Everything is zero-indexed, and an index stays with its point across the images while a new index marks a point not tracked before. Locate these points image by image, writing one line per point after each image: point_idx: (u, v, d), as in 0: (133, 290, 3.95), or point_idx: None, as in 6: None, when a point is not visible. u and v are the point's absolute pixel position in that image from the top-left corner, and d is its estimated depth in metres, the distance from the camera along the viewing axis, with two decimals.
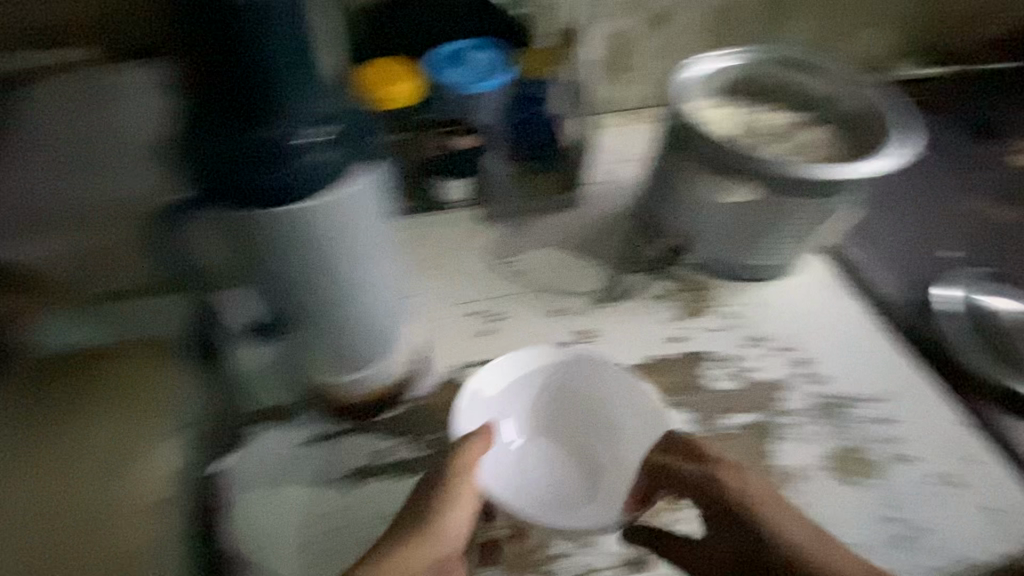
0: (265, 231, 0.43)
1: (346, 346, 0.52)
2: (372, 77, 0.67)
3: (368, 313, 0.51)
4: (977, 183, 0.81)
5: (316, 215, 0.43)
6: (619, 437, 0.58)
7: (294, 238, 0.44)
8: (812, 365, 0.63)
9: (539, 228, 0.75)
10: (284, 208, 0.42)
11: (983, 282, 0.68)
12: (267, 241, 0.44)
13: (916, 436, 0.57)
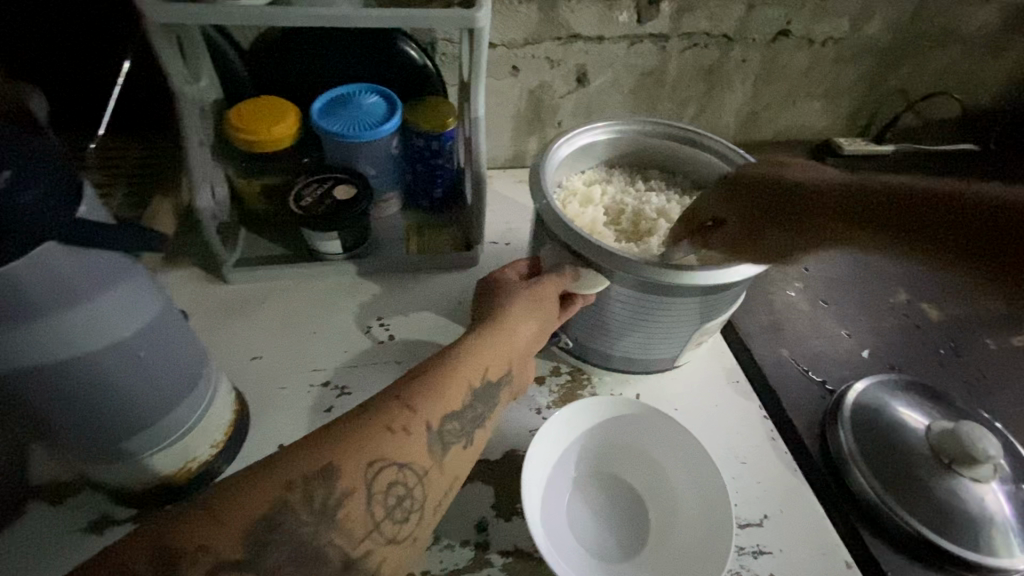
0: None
1: (119, 418, 0.41)
2: (244, 120, 0.62)
3: (139, 371, 0.40)
4: (904, 274, 0.77)
5: (8, 285, 0.32)
6: (546, 508, 0.50)
7: (19, 309, 0.33)
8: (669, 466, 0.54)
9: (424, 287, 0.68)
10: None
11: (897, 388, 0.61)
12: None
13: (803, 555, 0.50)
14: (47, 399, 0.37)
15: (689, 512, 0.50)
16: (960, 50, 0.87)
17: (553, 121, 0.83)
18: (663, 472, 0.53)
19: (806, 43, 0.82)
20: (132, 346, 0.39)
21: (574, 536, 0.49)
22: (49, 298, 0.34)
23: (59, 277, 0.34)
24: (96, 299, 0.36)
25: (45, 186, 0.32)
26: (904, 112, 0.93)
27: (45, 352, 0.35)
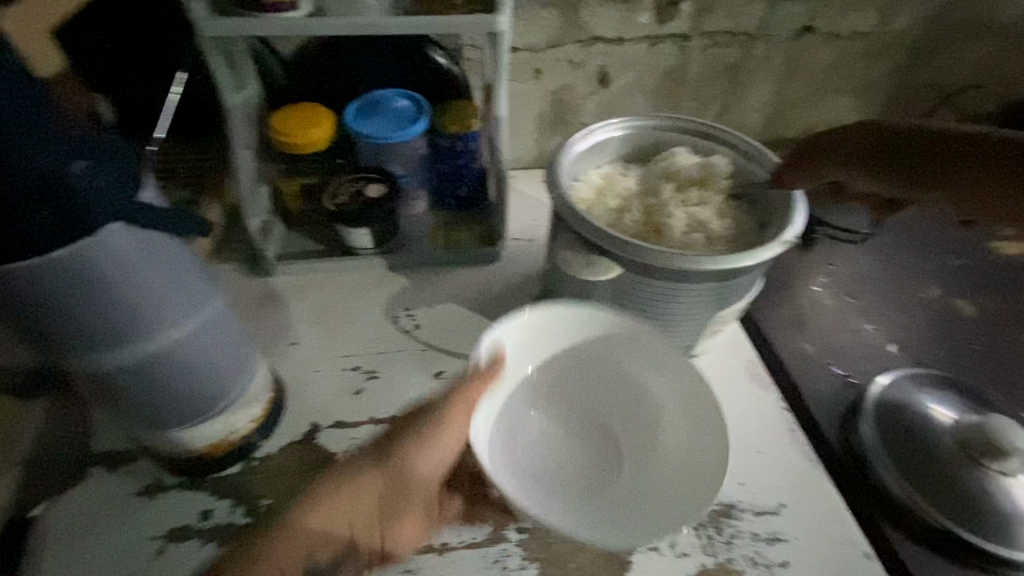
0: (21, 286, 0.36)
1: (170, 390, 0.45)
2: (285, 124, 0.67)
3: (189, 348, 0.45)
4: (936, 269, 0.75)
5: (79, 261, 0.36)
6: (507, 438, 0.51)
7: (84, 284, 0.37)
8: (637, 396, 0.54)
9: (450, 281, 0.72)
10: (37, 261, 0.35)
11: (922, 382, 0.60)
12: (23, 297, 0.36)
13: (821, 543, 0.50)
14: (111, 369, 0.42)
15: (672, 449, 0.50)
16: (998, 41, 0.85)
17: (575, 121, 0.85)
18: (650, 404, 0.53)
19: (831, 39, 0.82)
20: (184, 322, 0.44)
21: (546, 460, 0.52)
22: (112, 275, 0.38)
23: (122, 256, 0.38)
24: (152, 280, 0.40)
25: (112, 175, 0.36)
26: (939, 106, 0.90)
27: (110, 325, 0.40)
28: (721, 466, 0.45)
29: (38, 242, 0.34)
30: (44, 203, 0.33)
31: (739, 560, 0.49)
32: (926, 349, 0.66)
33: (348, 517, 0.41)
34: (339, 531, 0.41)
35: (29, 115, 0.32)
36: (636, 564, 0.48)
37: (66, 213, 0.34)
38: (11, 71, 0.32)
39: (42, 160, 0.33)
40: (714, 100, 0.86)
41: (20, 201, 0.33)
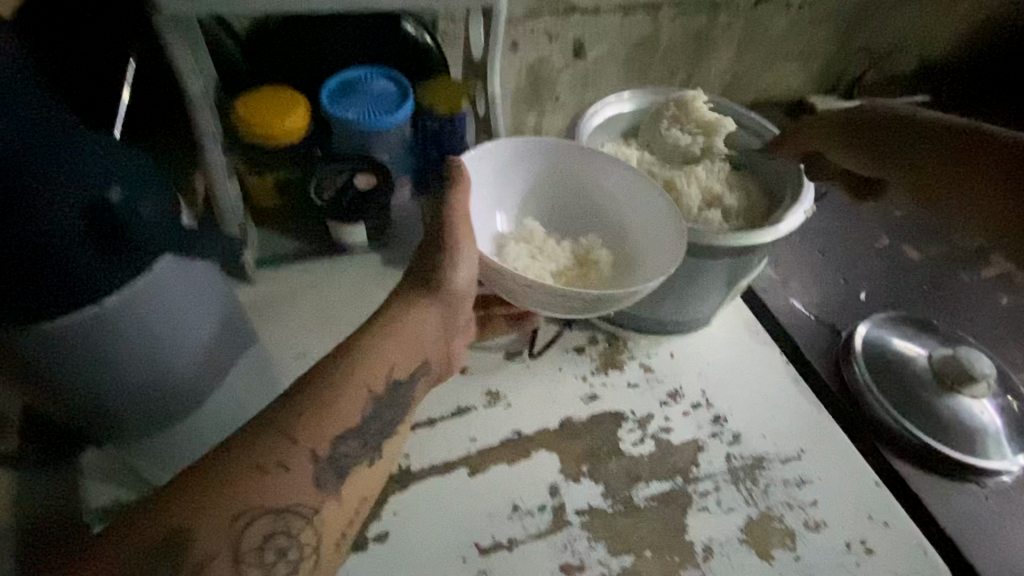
0: (44, 343, 0.36)
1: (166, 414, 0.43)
2: (256, 115, 0.60)
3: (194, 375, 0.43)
4: (885, 220, 0.83)
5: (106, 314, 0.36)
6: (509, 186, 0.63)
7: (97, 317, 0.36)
8: (611, 238, 0.62)
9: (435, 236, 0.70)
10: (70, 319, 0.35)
11: (886, 324, 0.67)
12: (44, 358, 0.37)
13: (841, 483, 0.55)
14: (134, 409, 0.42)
15: (641, 249, 0.60)
16: (919, 7, 0.93)
17: (551, 95, 0.84)
18: (613, 220, 0.62)
19: (784, 6, 0.86)
20: (200, 341, 0.43)
21: (548, 267, 0.58)
22: (135, 325, 0.38)
23: (138, 309, 0.38)
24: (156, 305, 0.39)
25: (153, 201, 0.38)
26: (868, 68, 0.99)
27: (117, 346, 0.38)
28: (662, 271, 0.54)
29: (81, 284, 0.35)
30: (86, 226, 0.35)
31: (777, 506, 0.53)
32: (885, 296, 0.74)
33: (411, 342, 0.46)
34: (411, 355, 0.46)
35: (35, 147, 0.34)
36: (691, 526, 0.51)
37: (109, 239, 0.35)
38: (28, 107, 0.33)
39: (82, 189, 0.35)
40: (679, 69, 0.88)
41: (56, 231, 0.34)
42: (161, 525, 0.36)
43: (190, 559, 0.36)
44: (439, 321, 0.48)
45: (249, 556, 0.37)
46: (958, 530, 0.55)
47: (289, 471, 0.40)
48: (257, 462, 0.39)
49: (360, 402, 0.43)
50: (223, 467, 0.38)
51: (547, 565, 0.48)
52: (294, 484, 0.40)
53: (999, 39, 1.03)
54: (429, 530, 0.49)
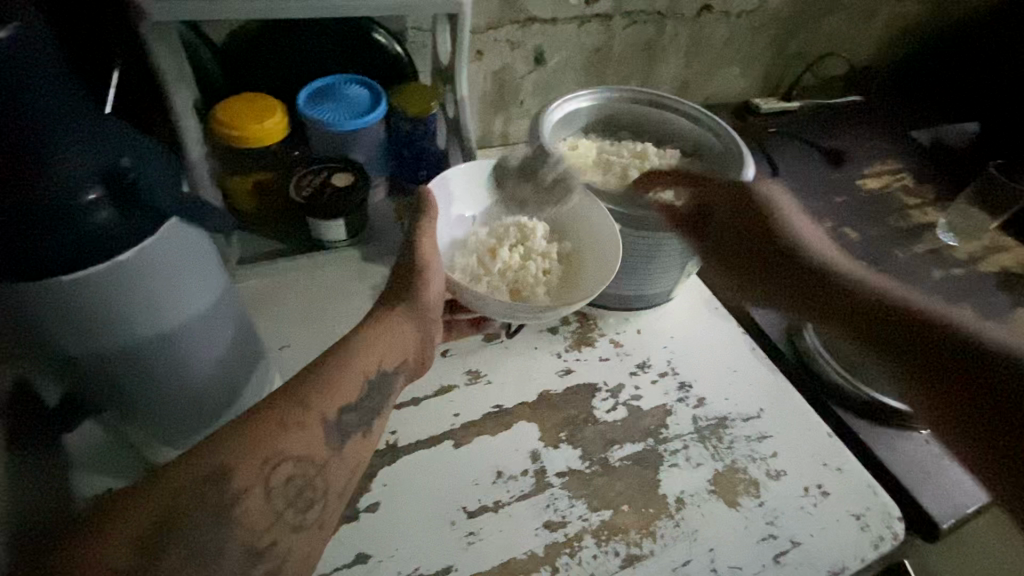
0: (64, 294, 0.35)
1: (175, 395, 0.44)
2: (233, 116, 0.62)
3: (206, 357, 0.44)
4: (827, 206, 0.91)
5: (122, 271, 0.36)
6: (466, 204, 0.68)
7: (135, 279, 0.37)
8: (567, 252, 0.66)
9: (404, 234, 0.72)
10: (91, 270, 0.35)
11: None
12: (56, 317, 0.36)
13: (797, 436, 0.60)
14: (149, 378, 0.42)
15: (590, 262, 0.64)
16: (844, 16, 1.03)
17: (516, 100, 0.89)
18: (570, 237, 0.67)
19: (725, 16, 0.94)
20: (219, 323, 0.44)
21: (502, 276, 0.62)
22: (154, 286, 0.38)
23: (156, 269, 0.38)
24: (188, 274, 0.40)
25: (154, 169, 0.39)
26: (804, 72, 1.08)
27: (143, 313, 0.38)
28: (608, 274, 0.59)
29: (91, 242, 0.35)
30: (102, 185, 0.35)
31: (741, 459, 0.57)
32: None
33: (395, 344, 0.51)
34: (398, 353, 0.51)
35: (68, 109, 0.34)
36: (663, 481, 0.55)
37: (122, 199, 0.37)
38: (43, 56, 0.32)
39: (90, 162, 0.35)
40: (633, 74, 0.94)
41: (70, 183, 0.34)
42: (202, 467, 0.37)
43: (230, 491, 0.37)
44: (414, 332, 0.53)
45: (276, 493, 0.39)
46: (903, 473, 0.61)
47: (304, 429, 0.42)
48: (278, 420, 0.41)
49: (359, 383, 0.47)
50: (248, 423, 0.41)
51: (532, 523, 0.51)
52: (307, 440, 0.42)
53: (917, 45, 1.14)
54: (418, 498, 0.51)
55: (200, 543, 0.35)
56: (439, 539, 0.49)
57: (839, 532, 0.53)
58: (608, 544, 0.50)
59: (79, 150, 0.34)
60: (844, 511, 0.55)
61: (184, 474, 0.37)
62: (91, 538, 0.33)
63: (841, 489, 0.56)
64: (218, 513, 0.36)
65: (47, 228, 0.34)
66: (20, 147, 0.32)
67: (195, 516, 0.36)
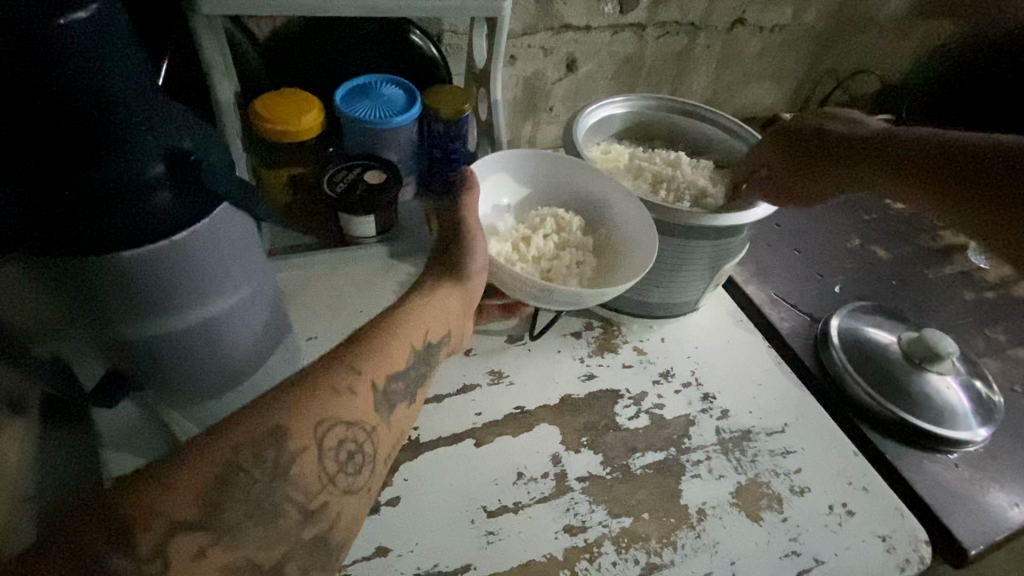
0: (118, 269, 0.37)
1: (210, 370, 0.46)
2: (273, 111, 0.63)
3: (240, 334, 0.46)
4: (855, 223, 0.90)
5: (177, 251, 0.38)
6: (506, 190, 0.68)
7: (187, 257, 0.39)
8: (603, 241, 0.66)
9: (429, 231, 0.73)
10: (138, 251, 0.37)
11: (859, 314, 0.73)
12: (110, 291, 0.38)
13: (822, 453, 0.59)
14: (178, 355, 0.43)
15: (624, 250, 0.64)
16: (878, 34, 1.02)
17: (546, 106, 0.90)
18: (605, 225, 0.66)
19: (758, 29, 0.94)
20: (253, 303, 0.46)
21: (538, 261, 0.62)
22: (197, 271, 0.40)
23: (206, 246, 0.40)
24: (233, 253, 0.42)
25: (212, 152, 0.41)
26: (835, 89, 1.08)
27: (189, 290, 0.40)
28: (643, 264, 0.59)
29: (149, 221, 0.37)
30: (163, 165, 0.37)
31: (764, 473, 0.57)
32: (858, 291, 0.80)
33: (438, 318, 0.51)
34: (439, 328, 0.51)
35: (142, 92, 0.36)
36: (685, 491, 0.54)
37: (181, 180, 0.38)
38: (115, 36, 0.33)
39: (156, 141, 0.37)
40: (663, 84, 0.95)
41: (136, 162, 0.36)
42: (258, 428, 0.38)
43: (287, 452, 0.38)
44: (451, 310, 0.53)
45: (329, 455, 0.40)
46: (930, 497, 0.59)
47: (356, 394, 0.43)
48: (331, 385, 0.42)
49: (401, 359, 0.47)
50: (303, 387, 0.41)
51: (552, 525, 0.51)
52: (357, 406, 0.42)
53: (951, 66, 1.12)
54: (438, 495, 0.51)
55: (259, 504, 0.36)
56: (459, 537, 0.49)
57: (864, 552, 0.52)
58: (628, 552, 0.50)
59: (145, 130, 0.36)
60: (869, 531, 0.54)
61: (240, 434, 0.37)
62: (151, 492, 0.34)
63: (867, 509, 0.55)
64: (273, 473, 0.37)
65: (112, 201, 0.36)
66: (99, 124, 0.34)
67: (253, 474, 0.37)
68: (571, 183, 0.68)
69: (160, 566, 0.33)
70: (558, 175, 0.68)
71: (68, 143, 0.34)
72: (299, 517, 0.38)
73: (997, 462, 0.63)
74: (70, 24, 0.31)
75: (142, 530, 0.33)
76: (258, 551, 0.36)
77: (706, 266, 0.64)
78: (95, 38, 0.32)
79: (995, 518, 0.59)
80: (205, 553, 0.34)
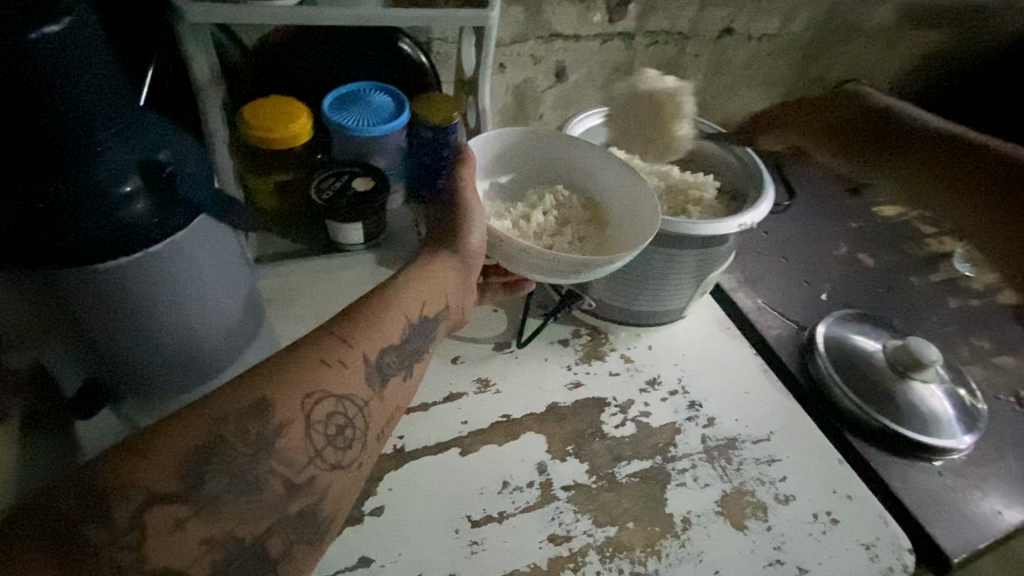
0: (91, 277, 0.37)
1: (191, 380, 0.46)
2: (259, 117, 0.63)
3: (219, 341, 0.46)
4: (843, 232, 0.91)
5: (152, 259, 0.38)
6: (509, 166, 0.69)
7: (164, 266, 0.39)
8: (604, 216, 0.66)
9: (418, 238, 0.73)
10: (119, 260, 0.37)
11: (846, 321, 0.73)
12: (84, 299, 0.38)
13: (808, 460, 0.59)
14: (161, 356, 0.43)
15: (620, 226, 0.64)
16: (865, 44, 1.03)
17: (536, 114, 0.90)
18: (607, 200, 0.67)
19: (746, 38, 0.95)
20: (233, 311, 0.46)
21: (535, 237, 0.63)
22: (173, 279, 0.40)
23: (184, 254, 0.40)
24: (212, 260, 0.42)
25: (189, 165, 0.41)
26: (823, 98, 1.09)
27: (165, 296, 0.40)
28: (643, 237, 0.59)
29: (124, 231, 0.37)
30: (137, 177, 0.38)
31: (749, 481, 0.57)
32: (845, 298, 0.81)
33: (439, 290, 0.51)
34: (438, 298, 0.50)
35: (114, 106, 0.36)
36: (670, 500, 0.55)
37: (157, 190, 0.39)
38: (87, 49, 0.33)
39: (129, 155, 0.37)
40: (652, 92, 0.95)
41: (109, 172, 0.36)
42: (242, 399, 0.38)
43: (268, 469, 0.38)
44: (455, 281, 0.52)
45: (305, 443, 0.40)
46: (914, 506, 0.60)
47: (346, 367, 0.42)
48: None
49: (401, 326, 0.47)
50: (289, 361, 0.40)
51: (536, 536, 0.50)
52: (351, 379, 0.42)
53: (939, 75, 1.14)
54: (422, 504, 0.51)
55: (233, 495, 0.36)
56: (443, 546, 0.49)
57: (846, 560, 0.52)
58: (612, 561, 0.50)
59: (117, 144, 0.36)
60: (853, 540, 0.54)
61: (215, 418, 0.37)
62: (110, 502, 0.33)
63: (852, 518, 0.55)
64: (257, 447, 0.37)
65: (86, 211, 0.36)
66: (72, 137, 0.34)
67: (237, 449, 0.37)
68: (579, 167, 0.68)
69: (137, 537, 0.33)
70: (567, 148, 0.68)
71: (38, 153, 0.33)
72: (284, 491, 0.38)
73: (980, 470, 0.64)
74: (42, 38, 0.30)
75: (118, 499, 0.33)
76: (233, 537, 0.36)
77: (713, 261, 0.64)
78: (68, 49, 0.32)
79: (979, 527, 0.59)
80: (184, 525, 0.34)
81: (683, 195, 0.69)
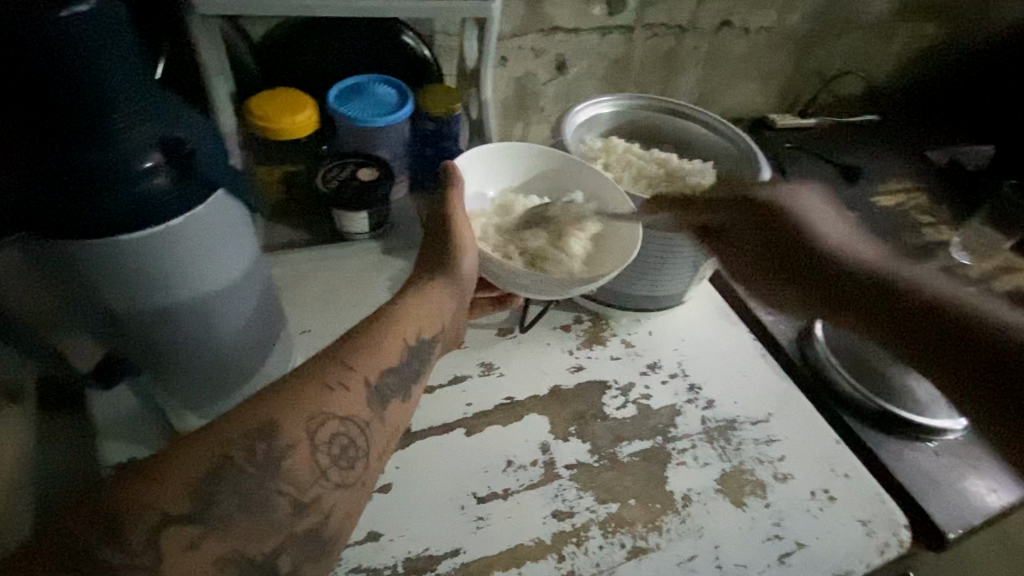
0: (113, 254, 0.38)
1: (207, 360, 0.47)
2: (267, 107, 0.64)
3: (235, 324, 0.47)
4: None
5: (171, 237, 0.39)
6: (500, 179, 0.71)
7: (183, 245, 0.40)
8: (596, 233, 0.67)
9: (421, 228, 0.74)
10: (135, 235, 0.38)
11: None
12: (105, 275, 0.39)
13: (806, 441, 0.60)
14: (178, 334, 0.44)
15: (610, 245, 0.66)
16: (861, 36, 1.05)
17: (536, 106, 0.92)
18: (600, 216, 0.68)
19: (744, 31, 0.96)
20: (248, 294, 0.48)
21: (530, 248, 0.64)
22: (190, 258, 0.41)
23: (202, 234, 0.41)
24: (228, 242, 0.44)
25: (207, 144, 0.41)
26: (820, 90, 1.10)
27: (183, 275, 0.41)
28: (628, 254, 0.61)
29: (143, 207, 0.37)
30: (158, 154, 0.38)
31: (749, 460, 0.58)
32: None
33: (431, 313, 0.53)
34: (434, 321, 0.53)
35: (137, 85, 0.37)
36: (670, 477, 0.56)
37: (178, 167, 0.39)
38: (109, 29, 0.35)
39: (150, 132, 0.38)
40: (651, 85, 0.96)
41: (129, 149, 0.37)
42: None
43: (281, 440, 0.39)
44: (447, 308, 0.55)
45: (315, 415, 0.41)
46: (911, 484, 0.61)
47: (349, 390, 0.44)
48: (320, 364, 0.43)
49: (400, 348, 0.49)
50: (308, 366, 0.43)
51: (539, 513, 0.52)
52: (355, 404, 0.44)
53: (934, 67, 1.15)
54: (428, 482, 0.52)
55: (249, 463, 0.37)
56: (449, 521, 0.50)
57: (844, 536, 0.53)
58: (614, 536, 0.51)
59: (138, 121, 0.37)
60: (850, 516, 0.55)
61: None
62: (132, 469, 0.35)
63: (849, 496, 0.56)
64: (265, 466, 0.38)
65: (107, 186, 0.36)
66: (95, 113, 0.35)
67: (245, 469, 0.38)
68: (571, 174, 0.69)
69: (153, 559, 0.33)
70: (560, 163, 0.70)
71: (64, 128, 0.35)
72: (289, 510, 0.38)
73: (975, 451, 0.65)
74: (68, 17, 0.32)
75: (132, 521, 0.34)
76: (248, 503, 0.37)
77: (699, 264, 0.66)
78: (92, 27, 0.34)
79: (975, 505, 0.60)
80: (196, 546, 0.35)
81: (681, 181, 0.70)
